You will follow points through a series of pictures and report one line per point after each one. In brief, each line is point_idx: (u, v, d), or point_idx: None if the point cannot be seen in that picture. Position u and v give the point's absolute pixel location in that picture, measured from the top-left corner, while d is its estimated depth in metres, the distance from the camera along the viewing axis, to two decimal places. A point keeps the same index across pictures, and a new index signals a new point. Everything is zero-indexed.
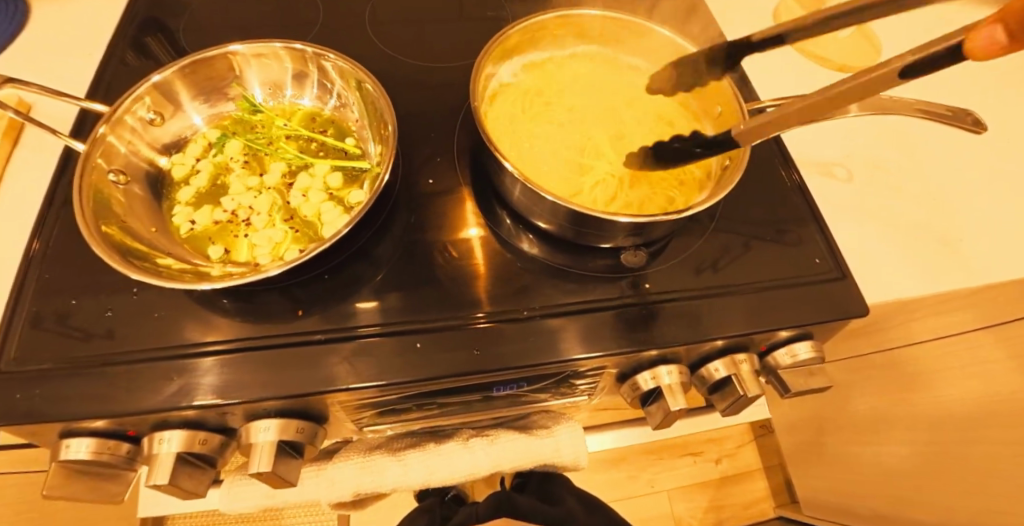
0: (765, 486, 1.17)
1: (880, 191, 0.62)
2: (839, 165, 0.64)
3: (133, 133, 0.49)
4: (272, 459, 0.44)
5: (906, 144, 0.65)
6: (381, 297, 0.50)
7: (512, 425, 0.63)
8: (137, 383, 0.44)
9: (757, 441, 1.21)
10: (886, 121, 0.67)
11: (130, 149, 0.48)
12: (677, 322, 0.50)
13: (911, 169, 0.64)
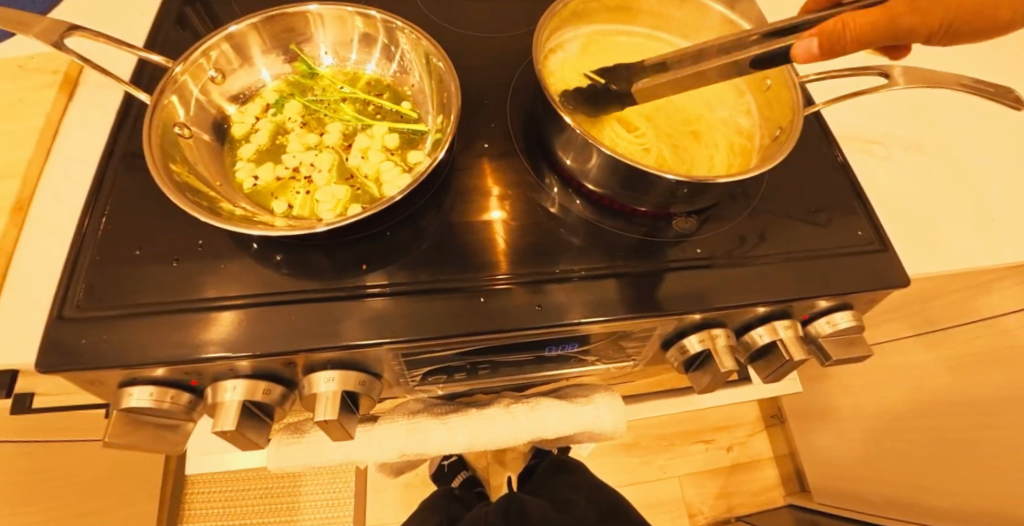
0: (776, 473, 1.20)
1: (917, 169, 0.63)
2: (877, 143, 0.65)
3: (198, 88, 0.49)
4: (336, 408, 0.45)
5: (944, 123, 0.67)
6: (440, 255, 0.51)
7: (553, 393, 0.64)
8: (201, 332, 0.44)
9: (767, 430, 1.23)
10: (924, 101, 0.68)
11: (199, 96, 0.50)
12: (727, 287, 0.52)
13: (948, 147, 0.65)
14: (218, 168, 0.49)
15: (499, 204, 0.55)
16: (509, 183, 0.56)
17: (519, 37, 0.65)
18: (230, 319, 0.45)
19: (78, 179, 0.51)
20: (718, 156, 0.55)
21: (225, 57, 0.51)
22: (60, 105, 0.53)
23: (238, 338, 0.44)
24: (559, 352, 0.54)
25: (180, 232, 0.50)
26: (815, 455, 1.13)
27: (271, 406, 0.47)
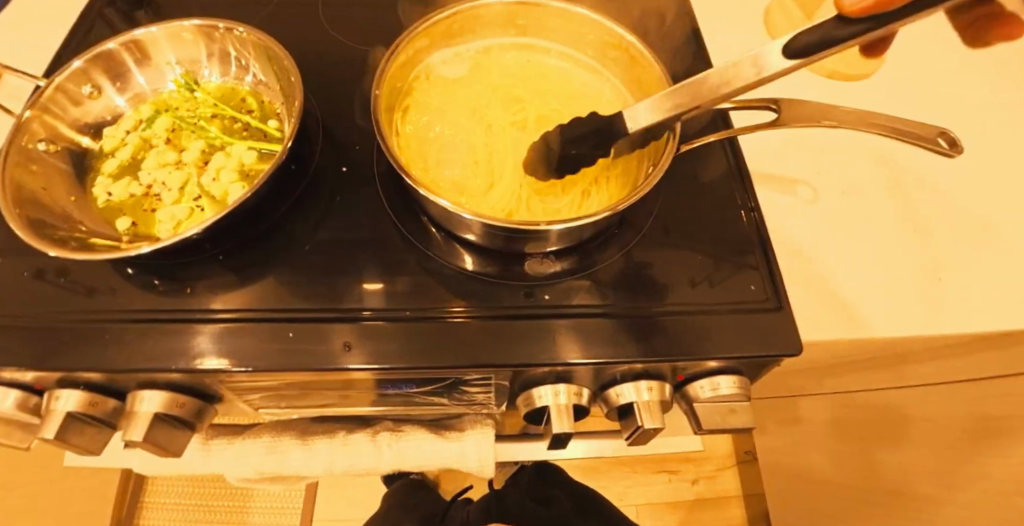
0: (742, 514, 1.12)
1: (849, 215, 0.59)
2: (804, 183, 0.61)
3: (58, 113, 0.51)
4: (146, 431, 0.46)
5: (887, 166, 0.62)
6: (289, 279, 0.50)
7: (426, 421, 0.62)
8: (37, 342, 0.46)
9: (737, 467, 1.16)
10: (867, 141, 0.65)
11: (55, 127, 0.50)
12: (586, 338, 0.48)
13: (887, 191, 0.61)
14: (77, 185, 0.50)
15: (353, 231, 0.54)
16: (369, 210, 0.55)
17: None
18: (64, 331, 0.46)
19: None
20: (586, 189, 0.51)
21: (93, 74, 0.53)
22: None
23: (65, 353, 0.45)
24: (396, 390, 0.54)
25: None
26: (780, 501, 1.05)
27: (105, 418, 0.49)
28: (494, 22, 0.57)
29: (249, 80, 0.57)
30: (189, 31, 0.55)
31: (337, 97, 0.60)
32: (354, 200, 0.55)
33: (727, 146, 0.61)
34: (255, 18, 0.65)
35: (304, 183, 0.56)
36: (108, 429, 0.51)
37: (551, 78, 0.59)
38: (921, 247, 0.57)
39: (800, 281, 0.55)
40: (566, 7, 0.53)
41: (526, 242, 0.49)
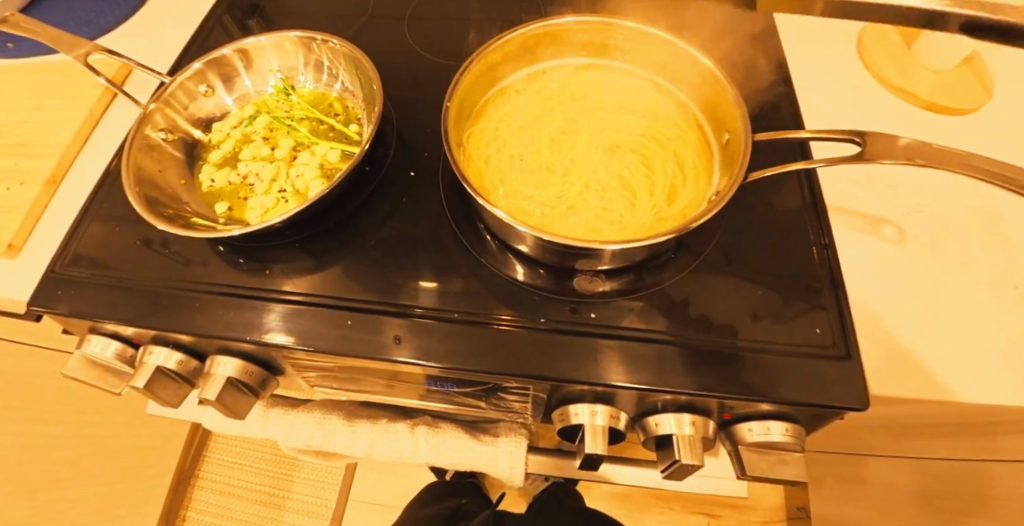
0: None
1: (939, 266, 0.54)
2: (888, 223, 0.57)
3: (177, 108, 0.58)
4: (220, 390, 0.51)
5: (990, 215, 0.57)
6: (357, 270, 0.54)
7: (458, 418, 0.64)
8: (136, 304, 0.52)
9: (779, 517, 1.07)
10: (968, 185, 0.59)
11: (173, 118, 0.58)
12: (630, 360, 0.48)
13: (989, 243, 0.55)
14: (187, 171, 0.57)
15: (413, 231, 0.57)
16: (431, 213, 0.58)
17: None
18: (160, 294, 0.53)
19: (103, 160, 0.63)
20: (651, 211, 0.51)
21: (210, 75, 0.60)
22: (104, 102, 0.65)
23: (158, 316, 0.51)
24: (439, 389, 0.57)
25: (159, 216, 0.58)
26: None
27: (188, 377, 0.54)
28: (568, 43, 0.59)
29: (337, 89, 0.62)
30: (293, 43, 0.61)
31: (412, 105, 0.65)
32: (420, 203, 0.59)
33: (805, 180, 0.59)
34: (350, 28, 0.71)
35: (376, 182, 0.60)
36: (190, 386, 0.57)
37: (615, 92, 0.60)
38: (1020, 311, 0.51)
39: (871, 330, 0.52)
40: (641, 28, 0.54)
41: (577, 258, 0.50)
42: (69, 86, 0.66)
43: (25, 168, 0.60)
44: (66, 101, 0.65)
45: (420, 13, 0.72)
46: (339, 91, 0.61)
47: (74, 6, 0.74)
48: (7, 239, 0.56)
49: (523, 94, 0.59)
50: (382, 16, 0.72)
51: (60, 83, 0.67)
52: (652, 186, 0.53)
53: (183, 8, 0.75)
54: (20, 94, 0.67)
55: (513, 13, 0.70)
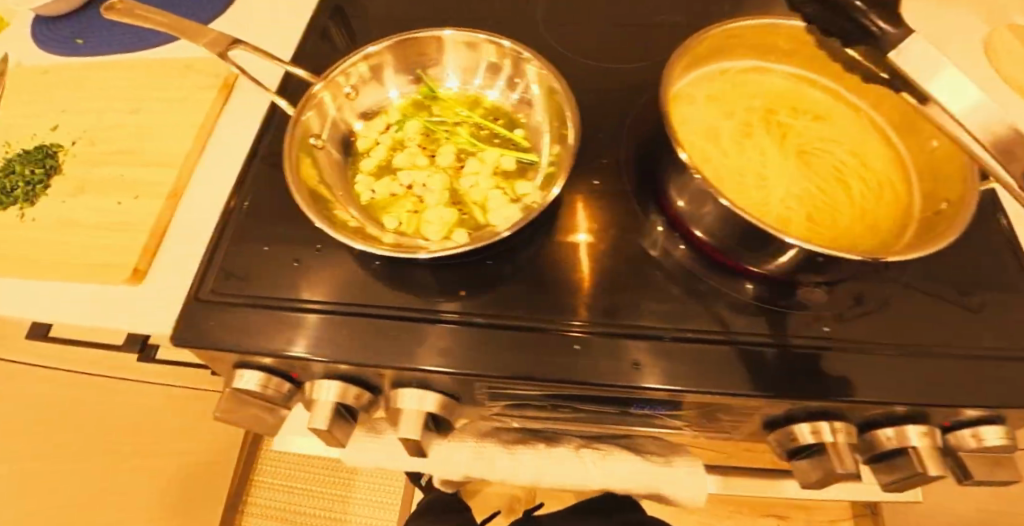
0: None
1: None
2: None
3: (331, 104, 0.53)
4: (417, 427, 0.47)
5: None
6: (549, 287, 0.49)
7: (621, 442, 0.61)
8: (306, 333, 0.45)
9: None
10: None
11: (330, 116, 0.53)
12: (865, 373, 0.44)
13: None
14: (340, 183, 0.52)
15: (600, 242, 0.52)
16: (615, 221, 0.53)
17: (642, 66, 0.62)
18: (332, 322, 0.46)
19: (224, 170, 0.55)
20: (862, 230, 0.47)
21: (353, 77, 0.55)
22: (217, 104, 0.58)
23: (337, 346, 0.45)
24: (649, 414, 0.51)
25: (309, 233, 0.52)
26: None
27: (359, 411, 0.49)
28: (755, 43, 0.53)
29: (502, 93, 0.58)
30: (448, 46, 0.56)
31: None
32: (605, 211, 0.54)
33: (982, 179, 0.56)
34: (479, 21, 0.65)
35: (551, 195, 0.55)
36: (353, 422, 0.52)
37: (792, 95, 0.54)
38: None
39: None
40: None
41: (801, 269, 0.46)
42: (172, 86, 0.59)
43: (139, 180, 0.53)
44: (172, 103, 0.58)
45: (554, 8, 0.67)
46: (503, 96, 0.57)
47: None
48: (132, 262, 0.49)
49: (703, 96, 0.53)
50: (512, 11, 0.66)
51: (160, 84, 0.59)
52: (852, 201, 0.49)
53: (285, 2, 0.69)
54: (114, 96, 0.59)
55: (654, 9, 0.67)
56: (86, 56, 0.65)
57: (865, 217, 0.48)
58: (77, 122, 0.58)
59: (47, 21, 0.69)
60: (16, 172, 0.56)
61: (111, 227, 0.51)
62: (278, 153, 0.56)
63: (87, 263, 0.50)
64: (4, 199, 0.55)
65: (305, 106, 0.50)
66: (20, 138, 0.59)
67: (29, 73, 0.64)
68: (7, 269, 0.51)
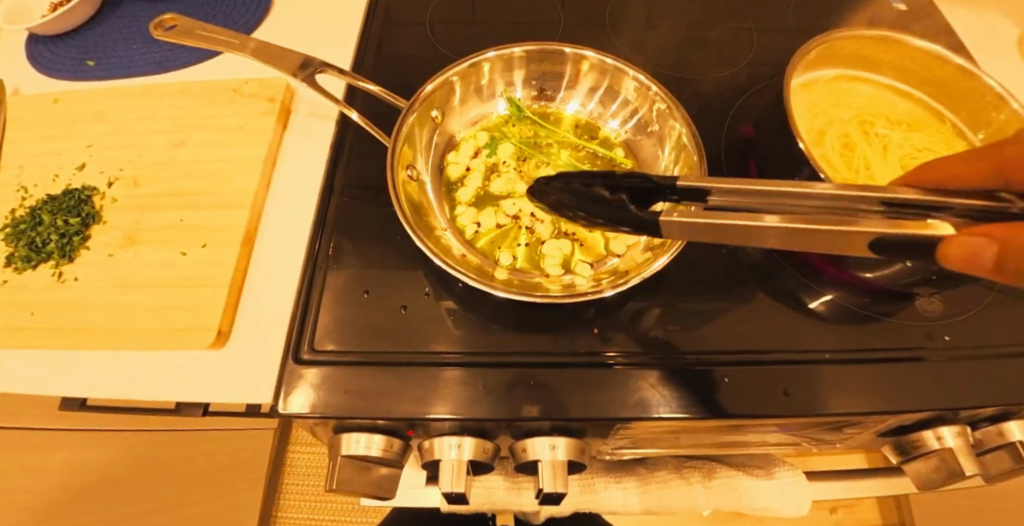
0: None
1: None
2: None
3: (420, 132, 0.50)
4: (556, 478, 0.43)
5: None
6: (676, 315, 0.48)
7: (718, 458, 0.58)
8: (434, 389, 0.42)
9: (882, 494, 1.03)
10: None
11: (420, 147, 0.51)
12: (994, 382, 0.45)
13: None
14: (438, 215, 0.49)
15: (709, 264, 0.52)
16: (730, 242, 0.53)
17: (719, 75, 0.60)
18: (463, 375, 0.43)
19: (298, 208, 0.50)
20: None
21: (439, 100, 0.51)
22: (278, 135, 0.52)
23: (478, 400, 0.42)
24: (780, 431, 0.52)
25: (415, 276, 0.48)
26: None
27: (487, 466, 0.46)
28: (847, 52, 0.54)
29: (589, 111, 0.56)
30: (536, 62, 0.54)
31: None
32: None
33: None
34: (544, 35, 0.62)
35: None
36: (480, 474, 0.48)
37: (881, 105, 0.55)
38: None
39: None
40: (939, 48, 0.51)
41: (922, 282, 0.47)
42: (221, 116, 0.53)
43: (203, 226, 0.47)
44: (225, 135, 0.52)
45: (617, 16, 0.65)
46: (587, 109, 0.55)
47: (160, 14, 0.63)
48: (217, 324, 0.44)
49: (803, 104, 0.53)
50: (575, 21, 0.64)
51: (205, 113, 0.53)
52: None
53: (328, 15, 0.63)
54: (151, 129, 0.53)
55: (720, 15, 0.65)
56: (100, 79, 0.58)
57: None
58: (110, 160, 0.52)
59: (44, 40, 0.62)
60: (43, 222, 0.48)
61: (181, 284, 0.45)
62: (358, 183, 0.52)
63: (160, 326, 0.44)
64: (37, 255, 0.48)
65: (402, 134, 0.47)
66: (41, 181, 0.52)
67: (38, 103, 0.56)
68: (58, 337, 0.45)
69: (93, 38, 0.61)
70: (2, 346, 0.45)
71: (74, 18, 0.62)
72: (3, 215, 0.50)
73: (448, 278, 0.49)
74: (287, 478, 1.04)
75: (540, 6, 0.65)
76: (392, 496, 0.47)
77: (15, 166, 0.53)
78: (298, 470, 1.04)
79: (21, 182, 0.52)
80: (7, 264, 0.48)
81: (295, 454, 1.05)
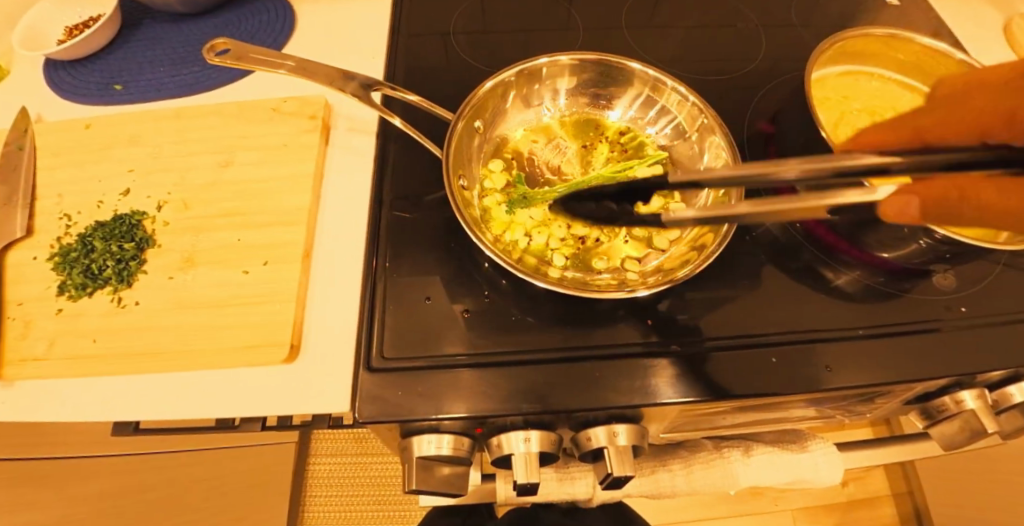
0: (895, 514, 1.06)
1: None
2: None
3: (468, 142, 0.54)
4: (621, 463, 0.46)
5: None
6: (718, 301, 0.52)
7: (754, 437, 0.62)
8: (490, 388, 0.45)
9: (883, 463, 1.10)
10: None
11: (467, 155, 0.53)
12: (1002, 347, 0.50)
13: None
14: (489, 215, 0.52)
15: (740, 252, 0.55)
16: (761, 231, 0.56)
17: (732, 73, 0.64)
18: (525, 372, 0.47)
19: (346, 222, 0.54)
20: None
21: (485, 110, 0.55)
22: (322, 150, 0.56)
23: (542, 394, 0.46)
24: (812, 407, 0.56)
25: (469, 281, 0.51)
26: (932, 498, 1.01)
27: (553, 457, 0.48)
28: (858, 51, 0.59)
29: (630, 117, 0.59)
30: (582, 72, 0.58)
31: None
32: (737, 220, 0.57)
33: None
34: (566, 44, 0.65)
35: None
36: (543, 467, 0.50)
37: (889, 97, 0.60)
38: None
39: None
40: (941, 45, 0.56)
41: (939, 260, 0.51)
42: (264, 135, 0.55)
43: (261, 244, 0.49)
44: (270, 154, 0.54)
45: (629, 21, 0.68)
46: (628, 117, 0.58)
47: (183, 38, 0.64)
48: (289, 339, 0.46)
49: (821, 97, 0.58)
50: (592, 29, 0.67)
51: (248, 134, 0.55)
52: None
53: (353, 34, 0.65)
54: (193, 151, 0.54)
55: (726, 16, 0.69)
56: (132, 103, 0.59)
57: None
58: (156, 184, 0.53)
59: (63, 64, 0.61)
60: (96, 249, 0.49)
61: (244, 301, 0.47)
62: (402, 195, 0.55)
63: (228, 345, 0.45)
64: (93, 282, 0.48)
65: (452, 145, 0.50)
66: (85, 208, 0.52)
67: (68, 129, 0.56)
68: (124, 363, 0.45)
69: (116, 62, 0.62)
70: (63, 375, 0.45)
71: (94, 43, 0.61)
72: (48, 244, 0.50)
73: (499, 281, 0.52)
74: (312, 489, 1.04)
75: (556, 15, 0.68)
76: (462, 493, 0.48)
77: (53, 194, 0.52)
78: (323, 481, 1.05)
79: (63, 211, 0.52)
80: (59, 293, 0.48)
81: (319, 466, 1.06)
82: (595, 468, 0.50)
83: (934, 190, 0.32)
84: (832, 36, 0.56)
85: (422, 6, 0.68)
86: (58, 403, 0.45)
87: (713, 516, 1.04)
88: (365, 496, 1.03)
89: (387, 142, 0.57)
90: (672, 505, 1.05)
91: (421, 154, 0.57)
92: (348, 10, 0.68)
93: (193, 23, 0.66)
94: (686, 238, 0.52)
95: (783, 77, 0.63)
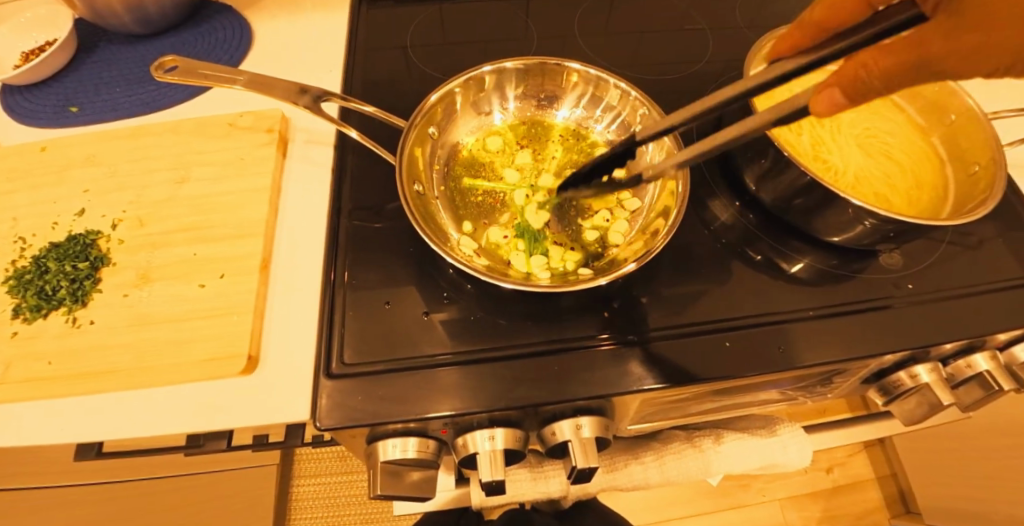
0: (879, 498, 1.07)
1: None
2: None
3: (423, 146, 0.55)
4: (586, 454, 0.46)
5: None
6: (675, 291, 0.53)
7: (724, 425, 0.62)
8: (451, 388, 0.46)
9: (865, 447, 1.11)
10: None
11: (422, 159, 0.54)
12: (954, 321, 0.51)
13: None
14: (448, 220, 0.53)
15: (693, 246, 0.56)
16: (714, 222, 0.58)
17: (683, 73, 0.65)
18: (488, 371, 0.47)
19: (308, 230, 0.54)
20: (916, 197, 0.54)
21: (438, 117, 0.56)
22: (280, 162, 0.56)
23: (507, 392, 0.46)
24: (776, 391, 0.56)
25: (430, 284, 0.52)
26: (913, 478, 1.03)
27: (521, 453, 0.48)
28: None
29: (578, 116, 0.61)
30: (529, 76, 0.59)
31: None
32: (692, 214, 0.58)
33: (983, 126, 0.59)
34: (522, 52, 0.67)
35: None
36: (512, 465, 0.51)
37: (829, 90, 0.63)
38: None
39: None
40: None
41: (886, 243, 0.53)
42: (220, 149, 0.55)
43: (219, 257, 0.50)
44: (227, 168, 0.54)
45: (582, 30, 0.69)
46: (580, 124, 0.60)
47: (139, 58, 0.65)
48: (246, 349, 0.46)
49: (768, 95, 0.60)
50: (550, 38, 0.68)
51: (204, 149, 0.55)
52: (902, 171, 0.56)
53: (310, 50, 0.66)
54: (149, 169, 0.54)
55: (677, 18, 0.71)
56: (89, 125, 0.59)
57: (915, 187, 0.55)
58: (112, 202, 0.53)
59: (17, 90, 0.62)
60: (50, 270, 0.49)
61: (202, 314, 0.47)
62: (361, 205, 0.56)
63: (188, 358, 0.45)
64: (48, 303, 0.48)
65: (407, 150, 0.51)
66: (39, 230, 0.51)
67: (22, 153, 0.56)
68: (80, 383, 0.45)
69: (72, 84, 0.62)
70: (17, 399, 0.44)
71: (49, 66, 0.62)
72: (2, 269, 0.50)
73: (461, 285, 0.52)
74: (296, 512, 1.02)
75: (510, 25, 0.70)
76: (431, 496, 0.48)
77: (8, 218, 0.52)
78: (307, 504, 1.03)
79: (17, 234, 0.51)
80: (15, 316, 0.47)
81: (303, 487, 1.04)
82: (565, 462, 0.50)
83: (845, 73, 0.32)
84: (773, 32, 0.58)
85: (379, 22, 0.69)
86: (16, 428, 0.44)
87: (701, 511, 1.04)
88: (351, 515, 1.02)
89: (347, 152, 0.58)
90: (660, 502, 1.04)
91: (379, 162, 0.58)
92: (305, 27, 0.68)
93: (149, 43, 0.66)
94: (639, 230, 0.53)
95: (728, 74, 0.65)
